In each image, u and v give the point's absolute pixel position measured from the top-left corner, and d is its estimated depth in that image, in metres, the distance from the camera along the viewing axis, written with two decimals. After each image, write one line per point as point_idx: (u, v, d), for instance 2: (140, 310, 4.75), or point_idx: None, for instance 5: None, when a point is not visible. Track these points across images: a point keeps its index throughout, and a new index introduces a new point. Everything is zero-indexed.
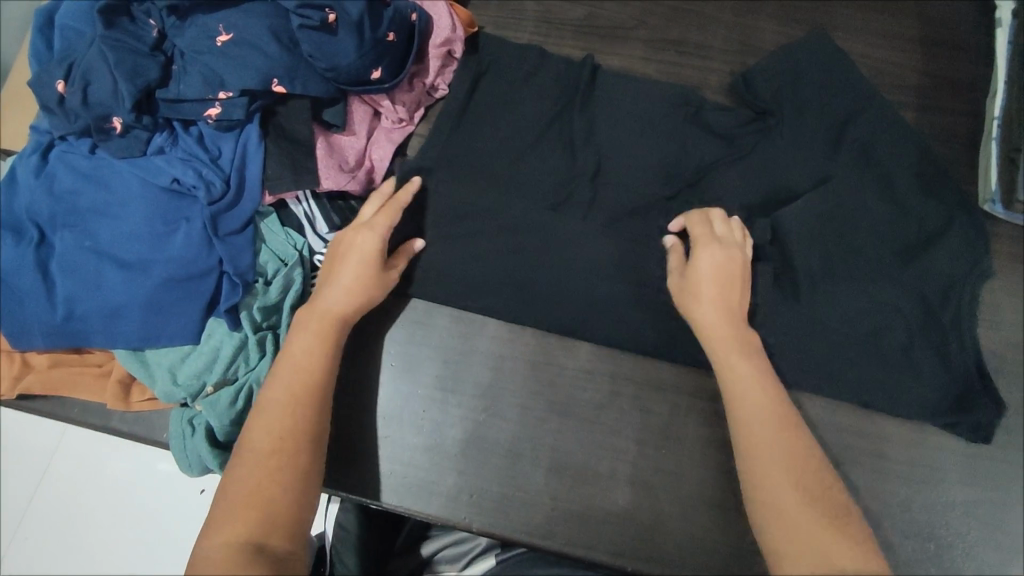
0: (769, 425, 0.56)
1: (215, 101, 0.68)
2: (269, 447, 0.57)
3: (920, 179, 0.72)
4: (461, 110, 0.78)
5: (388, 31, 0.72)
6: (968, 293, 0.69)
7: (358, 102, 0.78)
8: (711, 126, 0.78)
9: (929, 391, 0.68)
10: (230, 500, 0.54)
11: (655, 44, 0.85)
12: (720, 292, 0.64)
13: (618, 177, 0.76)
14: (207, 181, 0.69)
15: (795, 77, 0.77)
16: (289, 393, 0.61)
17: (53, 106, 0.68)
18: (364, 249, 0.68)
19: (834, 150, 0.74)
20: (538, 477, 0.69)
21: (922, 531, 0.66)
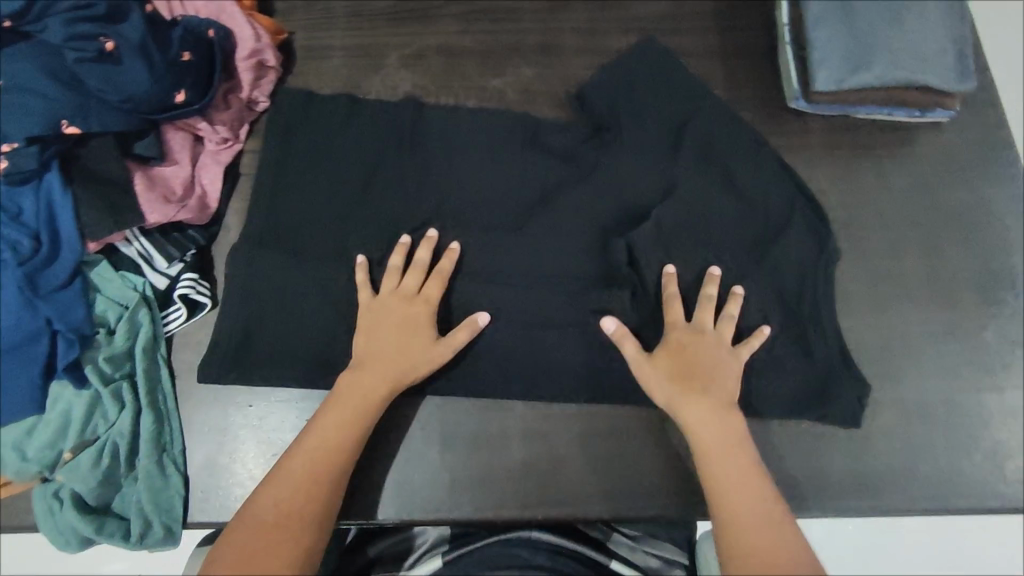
0: (735, 491, 0.60)
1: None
2: (286, 510, 0.58)
3: (718, 108, 0.80)
4: (284, 123, 0.78)
5: (181, 51, 0.71)
6: (796, 230, 0.77)
7: (173, 129, 0.75)
8: (552, 147, 0.79)
9: (800, 377, 0.73)
10: (217, 567, 0.54)
11: (467, 16, 0.86)
12: (694, 369, 0.66)
13: (454, 156, 0.78)
14: (15, 249, 0.64)
15: (629, 84, 0.80)
16: (318, 454, 0.61)
17: None
18: (420, 320, 0.68)
19: (638, 92, 0.79)
20: (434, 454, 0.70)
21: (792, 408, 0.73)
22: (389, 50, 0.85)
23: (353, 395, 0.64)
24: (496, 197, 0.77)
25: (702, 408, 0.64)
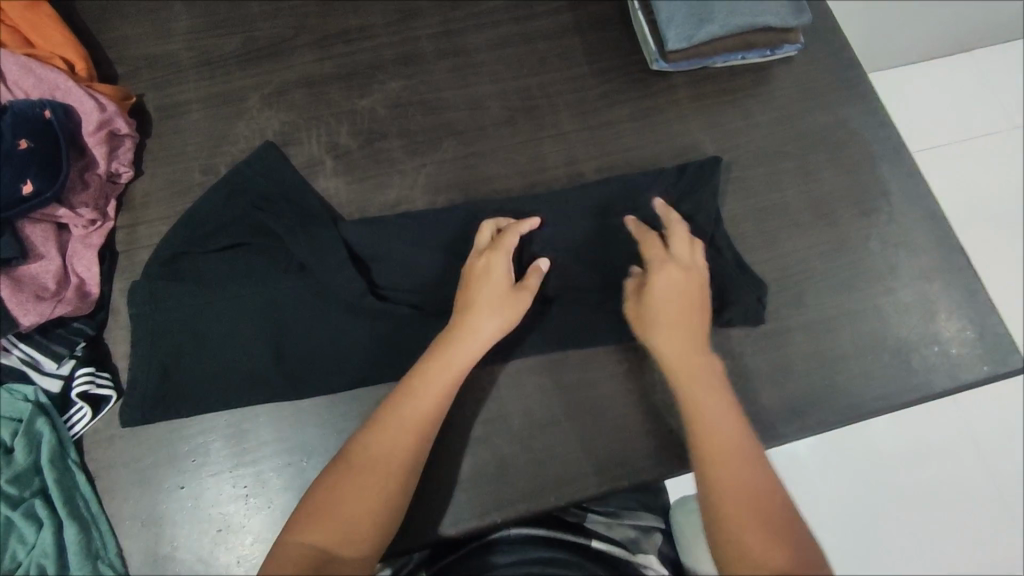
0: (726, 432, 0.60)
1: (128, 134, 0.77)
2: (402, 425, 0.60)
3: (822, 110, 0.85)
4: (409, 98, 0.84)
5: (364, 81, 0.84)
6: (888, 223, 0.81)
7: (311, 104, 0.82)
8: (658, 134, 0.84)
9: (889, 371, 0.75)
10: (336, 482, 0.58)
11: (585, 5, 0.90)
12: (678, 301, 0.67)
13: (565, 140, 0.83)
14: (207, 204, 0.74)
15: (728, 90, 0.86)
16: (433, 396, 0.61)
17: None
18: (697, 297, 0.68)
19: (736, 99, 0.86)
20: (511, 428, 0.70)
21: (874, 393, 0.74)
22: (537, 30, 0.88)
23: (481, 336, 0.64)
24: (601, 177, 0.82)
25: (722, 417, 0.61)
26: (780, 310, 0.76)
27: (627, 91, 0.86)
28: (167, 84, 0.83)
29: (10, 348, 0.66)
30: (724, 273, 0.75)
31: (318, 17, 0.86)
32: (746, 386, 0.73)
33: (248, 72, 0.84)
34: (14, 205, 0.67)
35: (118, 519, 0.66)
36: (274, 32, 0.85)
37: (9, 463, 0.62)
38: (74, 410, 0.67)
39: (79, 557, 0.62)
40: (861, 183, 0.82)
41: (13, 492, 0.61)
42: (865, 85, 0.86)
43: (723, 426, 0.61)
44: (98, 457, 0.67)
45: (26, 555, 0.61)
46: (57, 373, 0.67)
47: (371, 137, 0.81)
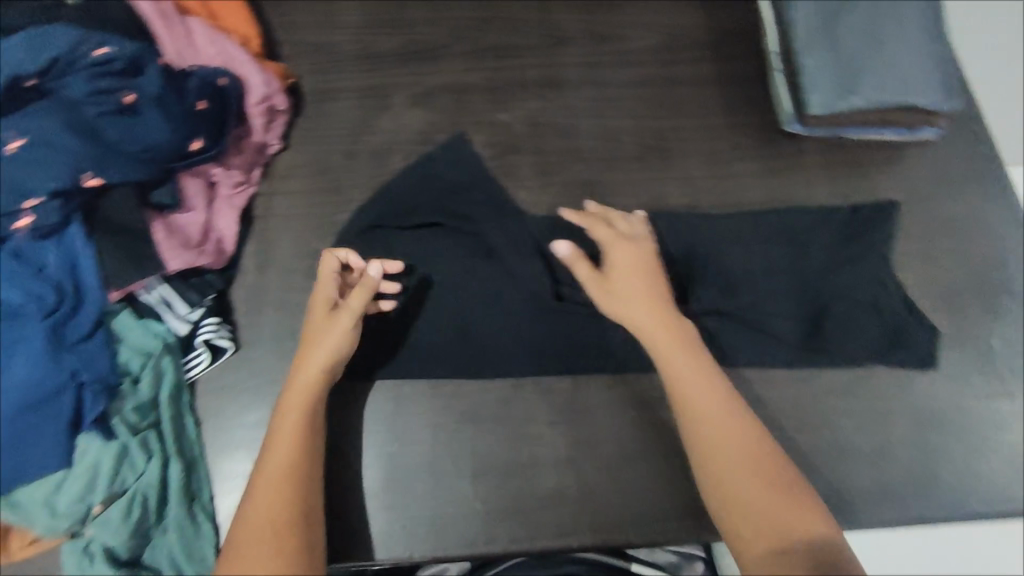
0: (722, 407, 0.62)
1: (282, 112, 0.82)
2: (275, 472, 0.60)
3: (954, 198, 0.84)
4: (544, 119, 0.87)
5: (503, 96, 0.88)
6: (1009, 325, 0.78)
7: (451, 111, 0.87)
8: (780, 194, 0.85)
9: (985, 475, 0.73)
10: (256, 539, 0.56)
11: (726, 59, 0.92)
12: (642, 279, 0.69)
13: (687, 185, 0.85)
14: (355, 193, 0.82)
15: (858, 162, 0.86)
16: (294, 439, 0.62)
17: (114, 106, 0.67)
18: (648, 276, 0.70)
19: (865, 172, 0.85)
20: (594, 454, 0.71)
21: (965, 495, 0.72)
22: (676, 76, 0.91)
23: (325, 349, 0.66)
24: (719, 224, 0.82)
25: (711, 391, 0.63)
26: (886, 392, 0.75)
27: (757, 147, 0.87)
28: (324, 70, 0.88)
29: (151, 288, 0.70)
30: (827, 344, 0.76)
31: (473, 31, 0.91)
32: (840, 461, 0.72)
33: (401, 71, 0.88)
34: (183, 158, 0.72)
35: (215, 467, 0.69)
36: (431, 39, 0.90)
37: (135, 392, 0.66)
38: (193, 354, 0.71)
39: (178, 494, 0.65)
40: (985, 279, 0.80)
41: (133, 419, 0.65)
42: (1002, 182, 0.85)
43: (709, 397, 0.62)
44: (207, 404, 0.71)
45: (133, 481, 0.64)
46: (187, 318, 0.71)
47: (503, 150, 0.85)
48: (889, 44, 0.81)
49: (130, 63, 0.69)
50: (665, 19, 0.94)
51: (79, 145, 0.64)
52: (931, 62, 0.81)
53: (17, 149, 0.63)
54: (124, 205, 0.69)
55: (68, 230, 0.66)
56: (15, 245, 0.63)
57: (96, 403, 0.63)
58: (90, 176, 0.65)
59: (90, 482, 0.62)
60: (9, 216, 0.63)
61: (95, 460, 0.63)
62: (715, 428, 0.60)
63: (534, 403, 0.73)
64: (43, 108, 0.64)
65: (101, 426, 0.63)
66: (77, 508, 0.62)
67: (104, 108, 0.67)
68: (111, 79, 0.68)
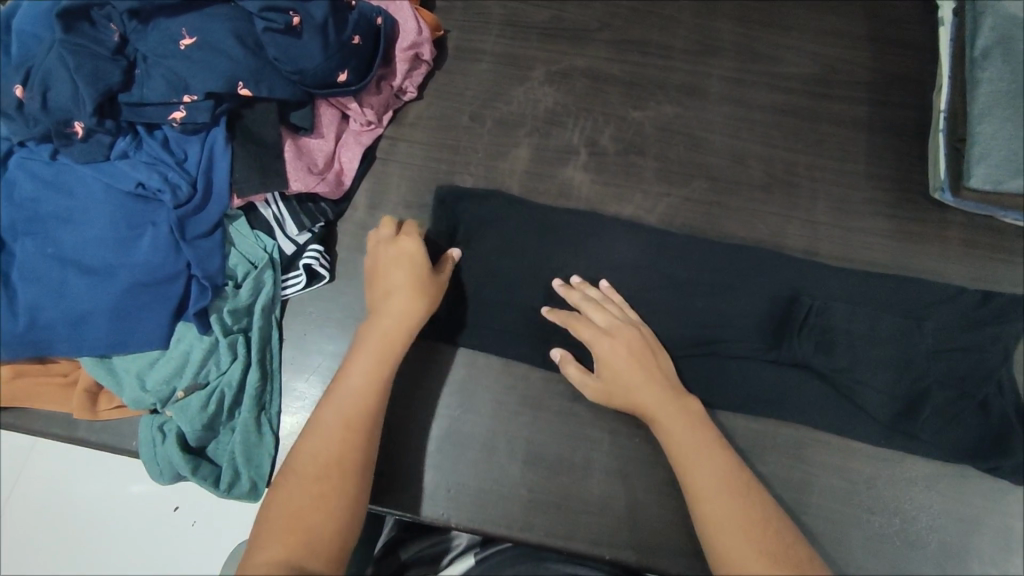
0: (681, 449, 0.62)
1: (423, 62, 0.83)
2: (343, 411, 0.61)
3: None
4: (677, 127, 0.84)
5: (640, 94, 0.85)
6: None
7: (586, 97, 0.85)
8: (908, 260, 0.79)
9: None
10: (305, 471, 0.58)
11: (885, 106, 0.86)
12: (635, 368, 0.66)
13: (810, 229, 0.80)
14: (473, 156, 0.82)
15: (1005, 248, 0.79)
16: (367, 381, 0.63)
17: (279, 27, 0.67)
18: (631, 344, 0.68)
19: (1010, 261, 0.78)
20: (646, 476, 0.69)
21: None
22: (826, 111, 0.85)
23: (401, 312, 0.67)
24: (838, 278, 0.77)
25: (698, 444, 0.62)
26: (973, 496, 0.70)
27: (895, 206, 0.81)
28: (472, 29, 0.88)
29: (269, 203, 0.73)
30: (922, 432, 0.70)
31: (626, 21, 0.88)
32: (904, 554, 0.68)
33: (544, 46, 0.87)
34: (327, 87, 0.74)
35: (287, 385, 0.72)
36: (581, 20, 0.88)
37: (235, 296, 0.69)
38: (293, 274, 0.74)
39: (251, 400, 0.68)
40: None
41: (228, 321, 0.69)
42: None
43: (701, 452, 0.61)
44: (293, 324, 0.74)
45: (215, 378, 0.68)
46: (294, 240, 0.74)
47: (628, 148, 0.83)
48: None
49: None
50: (827, 50, 0.88)
51: (242, 55, 0.67)
52: None
53: (188, 46, 0.66)
54: (265, 119, 0.72)
55: (213, 132, 0.69)
56: (166, 135, 0.69)
57: (201, 297, 0.67)
58: (244, 86, 0.67)
59: (179, 368, 0.67)
60: (167, 107, 0.67)
61: (188, 349, 0.67)
62: (693, 457, 0.61)
63: (600, 407, 0.72)
64: (221, 13, 0.67)
65: (201, 318, 0.67)
66: (164, 388, 0.66)
67: (273, 25, 0.67)
68: None
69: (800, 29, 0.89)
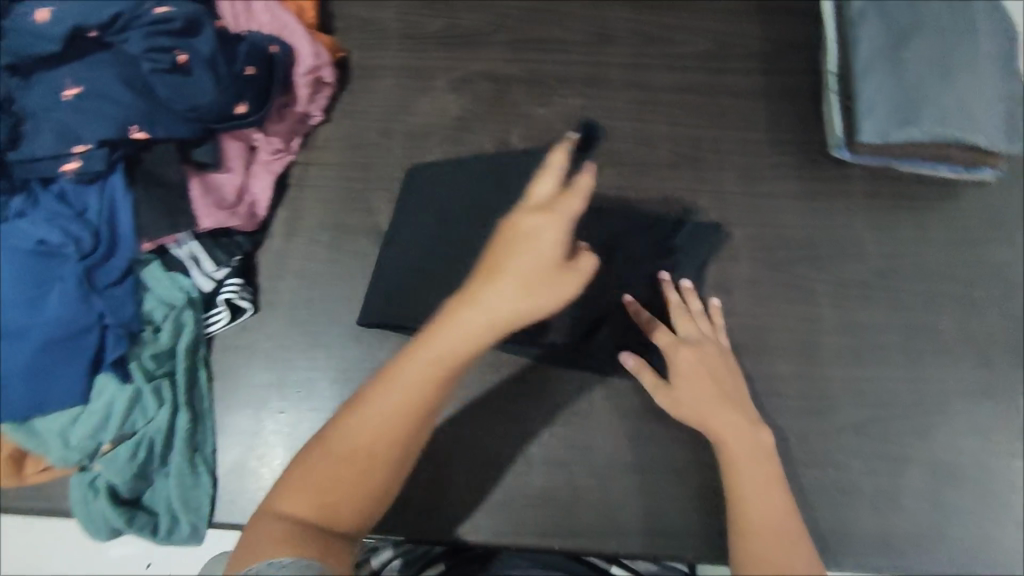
0: (755, 472, 0.61)
1: (327, 86, 0.83)
2: (396, 398, 0.54)
3: (1002, 244, 0.79)
4: (582, 118, 0.86)
5: (542, 90, 0.87)
6: None
7: (489, 101, 0.86)
8: (819, 218, 0.81)
9: (994, 535, 0.69)
10: (350, 457, 0.53)
11: (780, 74, 0.89)
12: (711, 386, 0.65)
13: (720, 201, 0.82)
14: (385, 171, 0.82)
15: (904, 195, 0.82)
16: (434, 370, 0.54)
17: (166, 67, 0.68)
18: (710, 354, 0.68)
19: (910, 207, 0.81)
20: (586, 461, 0.71)
21: (971, 554, 0.68)
22: (724, 87, 0.88)
23: (497, 302, 0.54)
24: (749, 246, 0.80)
25: (754, 461, 0.61)
26: (901, 436, 0.72)
27: (799, 168, 0.84)
28: (372, 46, 0.89)
29: (182, 243, 0.73)
30: (840, 380, 0.74)
31: (521, 21, 0.90)
32: (841, 502, 0.70)
33: (444, 55, 0.88)
34: (225, 120, 0.74)
35: (221, 423, 0.72)
36: (478, 25, 0.90)
37: (154, 340, 0.69)
38: (214, 311, 0.73)
39: (183, 443, 0.68)
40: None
41: (150, 366, 0.68)
42: None
43: (758, 473, 0.61)
44: (221, 360, 0.74)
45: (143, 426, 0.67)
46: (212, 276, 0.74)
47: (536, 144, 0.84)
48: (962, 76, 0.76)
49: (187, 23, 0.69)
50: (719, 27, 0.91)
51: (130, 98, 0.66)
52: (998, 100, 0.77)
53: (73, 96, 0.65)
54: (164, 159, 0.71)
55: (111, 179, 0.68)
56: (62, 187, 0.67)
57: (117, 346, 0.66)
58: (137, 129, 0.67)
59: (103, 421, 0.65)
60: (58, 160, 0.66)
61: (110, 400, 0.66)
62: (759, 500, 0.59)
63: (534, 401, 0.73)
64: (103, 60, 0.67)
65: (119, 367, 0.66)
66: (88, 444, 0.65)
67: (159, 65, 0.67)
68: (168, 39, 0.68)
69: (692, 9, 0.91)
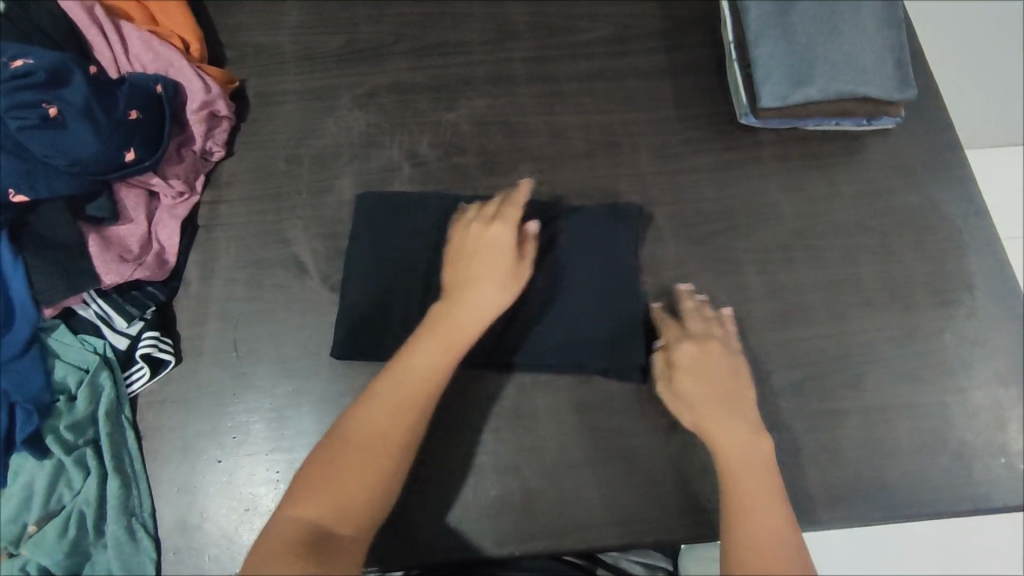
0: (753, 468, 0.62)
1: (224, 117, 0.80)
2: (409, 398, 0.61)
3: (911, 189, 0.81)
4: (492, 118, 0.85)
5: (448, 95, 0.86)
6: (962, 318, 0.76)
7: (396, 113, 0.85)
8: (734, 186, 0.82)
9: (936, 472, 0.71)
10: (344, 456, 0.58)
11: (682, 49, 0.90)
12: (707, 387, 0.66)
13: (638, 184, 0.83)
14: (298, 199, 0.80)
15: (813, 154, 0.84)
16: (415, 372, 0.62)
17: (37, 124, 0.64)
18: (730, 359, 0.68)
19: (820, 165, 0.83)
20: (538, 463, 0.70)
21: (918, 493, 0.70)
22: (629, 69, 0.88)
23: (479, 307, 0.65)
24: (672, 225, 0.80)
25: (750, 461, 0.63)
26: (837, 390, 0.73)
27: (711, 140, 0.85)
28: (268, 72, 0.86)
29: (88, 302, 0.70)
30: (774, 344, 0.75)
31: (419, 28, 0.89)
32: (788, 463, 0.71)
33: (344, 72, 0.86)
34: (117, 169, 0.70)
35: (156, 479, 0.68)
36: (375, 37, 0.88)
37: (70, 409, 0.66)
38: (134, 368, 0.70)
39: (116, 511, 0.65)
40: (942, 272, 0.78)
41: (69, 437, 0.65)
42: (964, 169, 0.82)
43: (749, 473, 0.62)
44: (147, 418, 0.70)
45: (70, 499, 0.65)
46: (126, 332, 0.70)
47: (449, 150, 0.83)
48: (848, 32, 0.79)
49: (52, 74, 0.65)
50: (617, 10, 0.91)
51: (3, 162, 0.63)
52: (886, 50, 0.79)
53: None
54: (54, 218, 0.68)
55: None
56: None
57: (27, 421, 0.63)
58: (17, 192, 0.64)
59: (25, 500, 0.63)
60: None
61: (30, 479, 0.64)
62: (754, 501, 0.60)
63: (478, 411, 0.72)
64: None
65: (33, 444, 0.63)
66: (12, 527, 0.63)
67: (26, 122, 0.64)
68: (33, 93, 0.64)
69: None
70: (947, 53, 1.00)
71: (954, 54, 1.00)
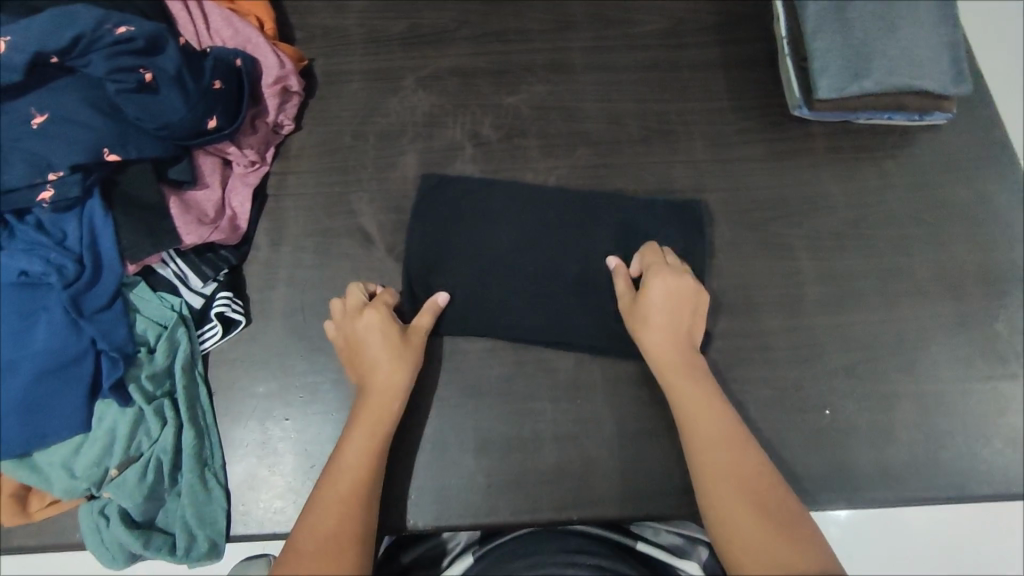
0: (705, 425, 0.65)
1: (294, 93, 0.83)
2: (344, 494, 0.62)
3: (963, 183, 0.83)
4: (552, 103, 0.88)
5: (508, 80, 0.89)
6: (1012, 308, 0.78)
7: (458, 95, 0.88)
8: (786, 175, 0.84)
9: (985, 455, 0.72)
10: (305, 566, 0.57)
11: (737, 43, 0.92)
12: (668, 322, 0.71)
13: (693, 169, 0.85)
14: (365, 173, 0.83)
15: (865, 145, 0.86)
16: (346, 473, 0.63)
17: (133, 88, 0.67)
18: (681, 294, 0.72)
19: (872, 157, 0.85)
20: (596, 433, 0.72)
21: (966, 475, 0.72)
22: (684, 61, 0.91)
23: (384, 386, 0.68)
24: (726, 210, 0.82)
25: (706, 410, 0.66)
26: (888, 373, 0.75)
27: (763, 130, 0.87)
28: (336, 53, 0.90)
29: (167, 262, 0.72)
30: (826, 327, 0.77)
31: (481, 16, 0.92)
32: (839, 442, 0.72)
33: (409, 54, 0.89)
34: (199, 135, 0.73)
35: (227, 435, 0.71)
36: (438, 22, 0.91)
37: (150, 360, 0.68)
38: (208, 326, 0.73)
39: (192, 460, 0.68)
40: (992, 264, 0.79)
41: (149, 387, 0.67)
42: (1015, 164, 0.84)
43: (707, 425, 0.65)
44: (220, 376, 0.73)
45: (148, 447, 0.67)
46: (201, 292, 0.74)
47: (510, 132, 0.86)
48: (903, 29, 0.81)
49: (149, 41, 0.68)
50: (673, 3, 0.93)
51: (100, 120, 0.66)
52: (939, 48, 0.81)
53: (42, 123, 0.64)
54: (142, 179, 0.71)
55: (89, 204, 0.68)
56: (39, 218, 0.67)
57: (113, 369, 0.65)
58: (111, 151, 0.66)
59: (107, 446, 0.65)
60: (34, 189, 0.64)
61: (113, 425, 0.66)
62: (710, 453, 0.63)
63: (538, 380, 0.74)
64: (64, 85, 0.66)
65: (118, 391, 0.65)
66: (95, 470, 0.65)
67: (124, 86, 0.67)
68: (131, 57, 0.67)
69: None
70: (991, 55, 1.02)
71: (1000, 56, 1.02)
